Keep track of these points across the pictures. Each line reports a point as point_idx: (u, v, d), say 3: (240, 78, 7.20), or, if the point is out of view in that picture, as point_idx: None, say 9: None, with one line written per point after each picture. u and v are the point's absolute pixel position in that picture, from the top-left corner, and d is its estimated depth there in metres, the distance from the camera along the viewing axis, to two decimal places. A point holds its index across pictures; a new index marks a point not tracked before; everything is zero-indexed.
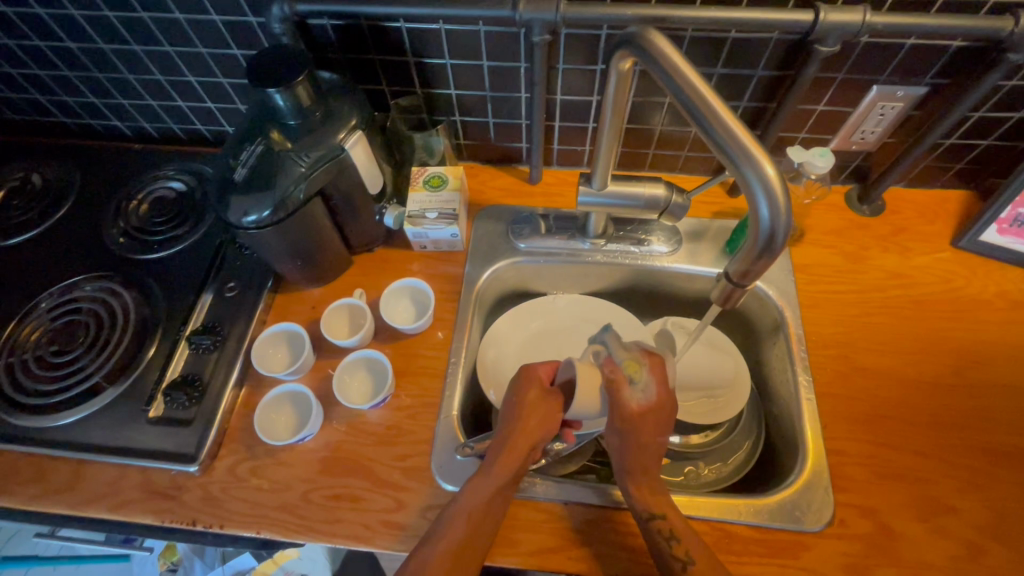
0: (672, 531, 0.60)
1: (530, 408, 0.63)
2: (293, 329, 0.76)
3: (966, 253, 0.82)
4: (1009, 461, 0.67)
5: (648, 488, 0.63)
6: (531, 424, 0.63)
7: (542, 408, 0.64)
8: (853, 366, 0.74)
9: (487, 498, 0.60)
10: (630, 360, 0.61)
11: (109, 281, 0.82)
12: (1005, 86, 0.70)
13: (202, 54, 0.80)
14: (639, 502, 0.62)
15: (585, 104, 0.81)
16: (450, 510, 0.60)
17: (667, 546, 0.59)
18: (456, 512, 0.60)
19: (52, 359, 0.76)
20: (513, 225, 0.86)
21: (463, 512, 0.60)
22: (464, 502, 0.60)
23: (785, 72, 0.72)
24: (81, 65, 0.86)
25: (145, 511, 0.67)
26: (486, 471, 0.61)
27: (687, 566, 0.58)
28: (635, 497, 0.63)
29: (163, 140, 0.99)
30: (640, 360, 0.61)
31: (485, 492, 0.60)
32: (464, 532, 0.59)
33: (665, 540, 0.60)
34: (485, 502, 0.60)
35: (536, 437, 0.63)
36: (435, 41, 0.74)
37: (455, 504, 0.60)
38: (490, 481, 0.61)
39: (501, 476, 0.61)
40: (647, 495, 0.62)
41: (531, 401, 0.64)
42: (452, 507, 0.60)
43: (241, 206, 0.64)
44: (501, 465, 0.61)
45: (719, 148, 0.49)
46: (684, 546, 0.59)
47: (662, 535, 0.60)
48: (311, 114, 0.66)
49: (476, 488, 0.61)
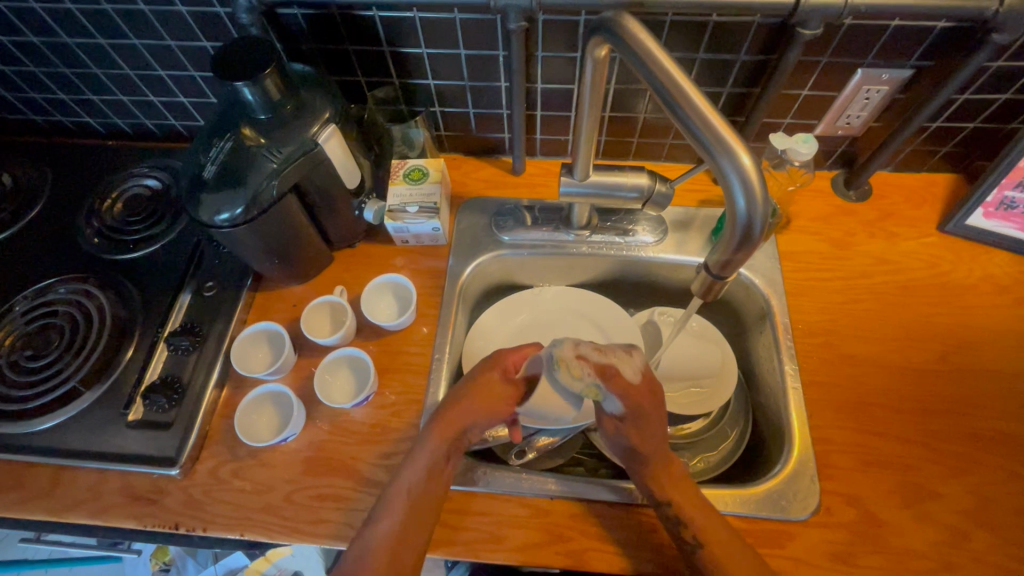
0: (678, 516, 0.61)
1: (482, 392, 0.64)
2: (272, 328, 0.75)
3: (951, 237, 0.82)
4: (993, 446, 0.67)
5: (659, 472, 0.63)
6: (473, 408, 0.63)
7: (492, 396, 0.64)
8: (838, 354, 0.74)
9: (428, 478, 0.61)
10: (588, 386, 0.57)
11: (84, 282, 0.80)
12: (991, 68, 0.69)
13: (170, 47, 0.78)
14: (652, 483, 0.63)
15: (565, 92, 0.79)
16: (396, 490, 0.60)
17: (678, 530, 0.60)
18: (401, 492, 0.60)
19: (27, 364, 0.74)
20: (496, 217, 0.85)
21: (408, 492, 0.60)
22: (409, 482, 0.61)
23: (768, 56, 0.70)
24: (46, 60, 0.83)
25: (126, 516, 0.67)
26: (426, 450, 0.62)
27: (697, 549, 0.59)
28: (645, 480, 0.63)
29: (137, 136, 0.96)
30: (598, 383, 0.57)
31: (427, 472, 0.61)
32: (410, 510, 0.60)
33: (673, 524, 0.61)
34: (428, 483, 0.61)
35: (473, 422, 0.63)
36: (410, 30, 0.72)
37: (400, 485, 0.61)
38: (430, 461, 0.62)
39: (439, 457, 0.62)
40: (658, 479, 0.63)
41: (479, 383, 0.65)
42: (400, 486, 0.61)
43: (213, 204, 0.63)
44: (440, 444, 0.62)
45: (695, 139, 0.47)
46: (693, 530, 0.60)
47: (671, 519, 0.61)
48: (282, 107, 0.65)
49: (421, 468, 0.61)
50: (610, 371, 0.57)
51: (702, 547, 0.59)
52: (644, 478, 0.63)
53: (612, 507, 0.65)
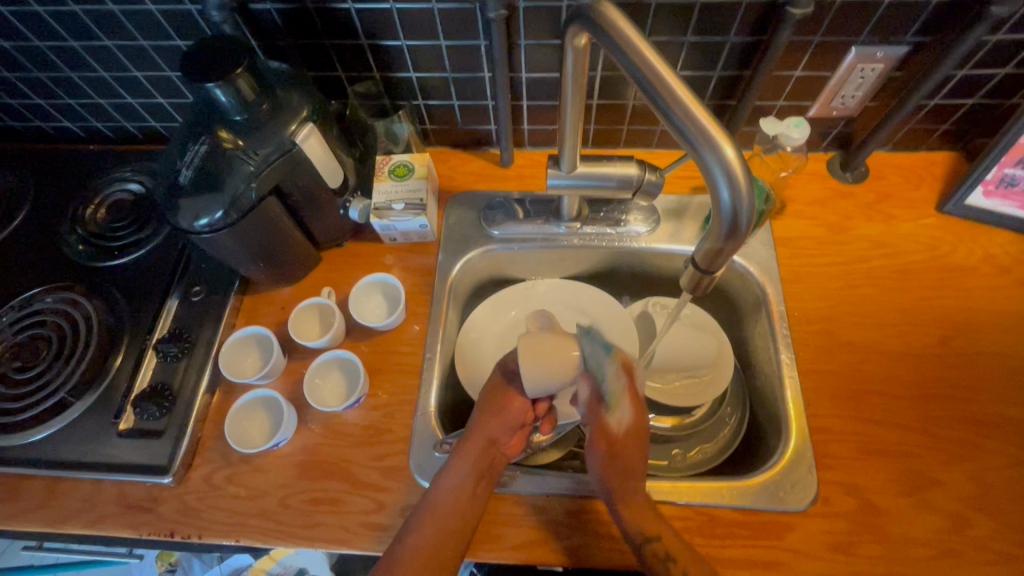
0: (668, 552, 0.57)
1: (496, 405, 0.68)
2: (260, 333, 0.74)
3: (950, 218, 0.80)
4: (994, 430, 0.66)
5: (639, 511, 0.60)
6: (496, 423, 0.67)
7: (508, 406, 0.68)
8: (836, 341, 0.73)
9: (459, 493, 0.61)
10: (614, 391, 0.61)
11: (70, 291, 0.80)
12: (989, 42, 0.67)
13: (144, 47, 0.76)
14: (630, 523, 0.59)
15: (551, 81, 0.77)
16: (430, 497, 0.61)
17: (663, 570, 0.56)
18: (437, 498, 0.61)
19: (16, 376, 0.74)
20: (485, 211, 0.83)
21: (445, 496, 0.61)
22: (440, 498, 0.61)
23: (758, 37, 0.68)
24: (20, 65, 0.81)
25: (121, 525, 0.66)
26: (458, 459, 0.63)
27: None
28: (623, 518, 0.60)
29: (118, 140, 0.95)
30: (620, 391, 0.62)
31: (460, 478, 0.62)
32: (446, 514, 0.60)
33: (661, 562, 0.57)
34: (463, 489, 0.62)
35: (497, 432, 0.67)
36: (388, 22, 0.70)
37: (436, 490, 0.62)
38: (463, 480, 0.62)
39: (473, 474, 0.63)
40: (637, 518, 0.59)
41: (495, 400, 0.68)
42: (435, 493, 0.61)
43: (191, 210, 0.62)
44: (474, 454, 0.64)
45: (678, 131, 0.46)
46: (681, 566, 0.57)
47: (658, 557, 0.57)
48: (257, 106, 0.63)
49: (448, 487, 0.61)
50: (633, 391, 0.63)
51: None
52: (623, 516, 0.60)
53: (608, 504, 0.65)
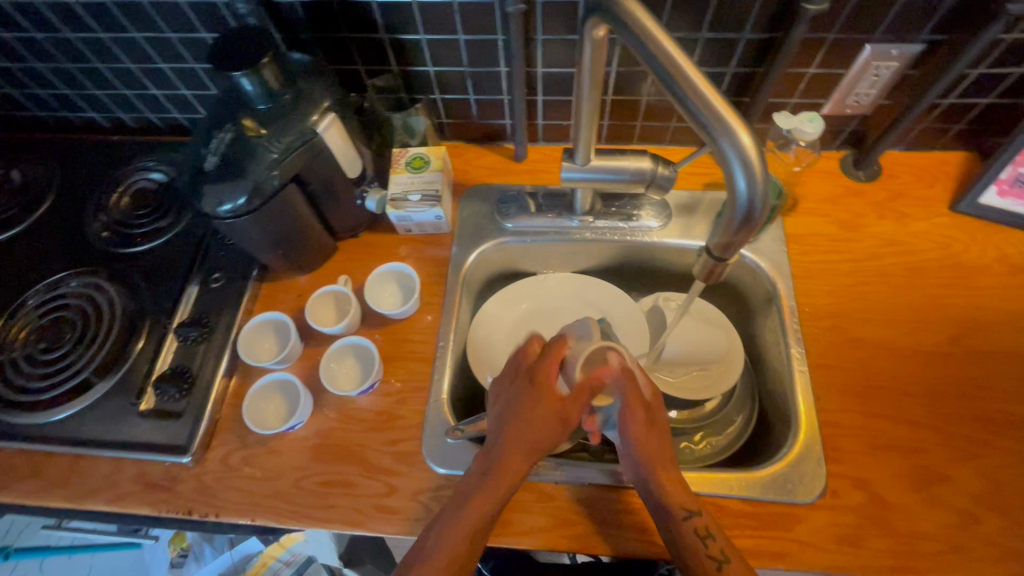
0: (706, 528, 0.59)
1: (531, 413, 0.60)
2: (278, 318, 0.76)
3: (964, 217, 0.80)
4: (1005, 428, 0.66)
5: (676, 488, 0.61)
6: (528, 430, 0.60)
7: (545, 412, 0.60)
8: (846, 337, 0.73)
9: (482, 511, 0.59)
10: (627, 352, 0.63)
11: (94, 275, 0.82)
12: (1004, 40, 0.67)
13: (170, 38, 0.78)
14: (670, 504, 0.60)
15: (567, 76, 0.78)
16: (448, 527, 0.59)
17: (701, 546, 0.58)
18: (457, 531, 0.58)
19: (41, 357, 0.76)
20: (499, 204, 0.85)
21: (464, 531, 0.58)
22: (464, 519, 0.59)
23: (773, 33, 0.69)
24: (49, 55, 0.84)
25: (140, 503, 0.68)
26: (480, 490, 0.60)
27: (723, 564, 0.57)
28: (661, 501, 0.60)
29: (142, 130, 0.97)
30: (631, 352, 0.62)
31: (481, 495, 0.59)
32: (465, 547, 0.58)
33: (702, 538, 0.59)
34: (481, 523, 0.59)
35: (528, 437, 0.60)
36: (408, 16, 0.72)
37: (455, 524, 0.59)
38: (484, 498, 0.59)
39: (496, 488, 0.60)
40: (678, 498, 0.60)
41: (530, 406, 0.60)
42: (455, 525, 0.59)
43: (215, 196, 0.63)
44: (495, 482, 0.60)
45: (695, 120, 0.47)
46: (719, 544, 0.59)
47: (698, 533, 0.59)
48: (281, 96, 0.65)
49: (470, 502, 0.59)
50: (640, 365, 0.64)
51: (728, 565, 0.57)
52: (665, 496, 0.60)
53: (621, 492, 0.65)
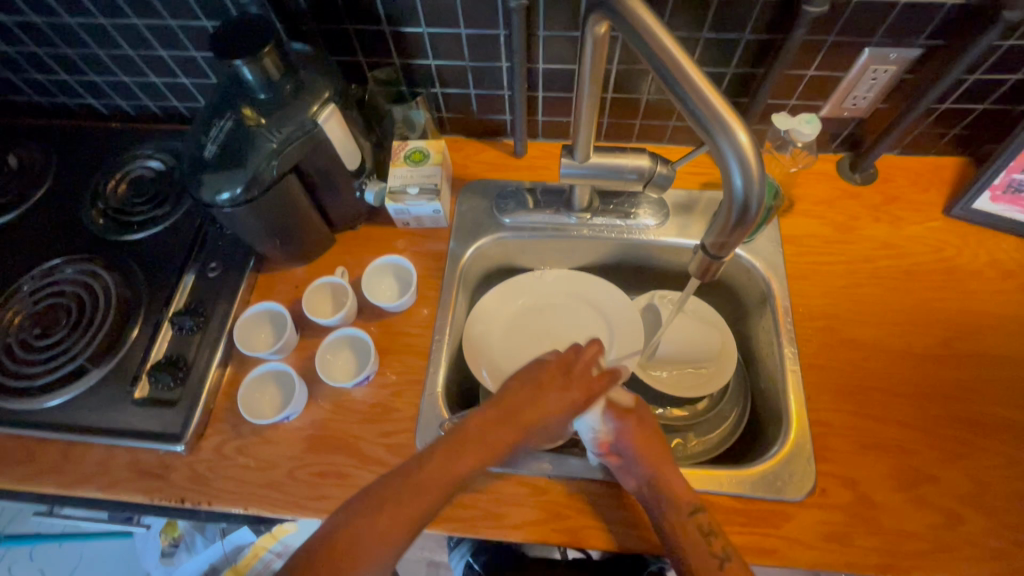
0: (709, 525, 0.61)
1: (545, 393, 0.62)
2: (274, 309, 0.76)
3: (957, 222, 0.81)
4: (992, 431, 0.67)
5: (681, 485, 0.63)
6: (537, 402, 0.61)
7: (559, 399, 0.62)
8: (838, 338, 0.74)
9: (466, 458, 0.58)
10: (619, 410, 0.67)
11: (90, 262, 0.81)
12: (1001, 47, 0.67)
13: (171, 27, 0.78)
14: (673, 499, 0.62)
15: (568, 72, 0.78)
16: (427, 468, 0.58)
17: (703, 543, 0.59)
18: (436, 474, 0.57)
19: (35, 343, 0.76)
20: (497, 200, 0.85)
21: (441, 479, 0.57)
22: (448, 462, 0.58)
23: (774, 35, 0.69)
24: (48, 40, 0.83)
25: (133, 490, 0.68)
26: (474, 436, 0.59)
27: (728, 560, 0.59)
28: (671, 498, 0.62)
29: (139, 117, 0.97)
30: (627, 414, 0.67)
31: (471, 442, 0.59)
32: (438, 493, 0.57)
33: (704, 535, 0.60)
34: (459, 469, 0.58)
35: (538, 412, 0.61)
36: (411, 10, 0.72)
37: (434, 469, 0.57)
38: (474, 446, 0.59)
39: (489, 439, 0.60)
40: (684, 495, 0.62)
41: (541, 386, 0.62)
42: (436, 467, 0.58)
43: (213, 184, 0.63)
44: (491, 433, 0.60)
45: (694, 117, 0.47)
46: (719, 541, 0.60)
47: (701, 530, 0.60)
48: (281, 87, 0.65)
49: (458, 447, 0.59)
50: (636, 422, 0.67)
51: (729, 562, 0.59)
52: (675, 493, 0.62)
53: (612, 488, 0.66)
